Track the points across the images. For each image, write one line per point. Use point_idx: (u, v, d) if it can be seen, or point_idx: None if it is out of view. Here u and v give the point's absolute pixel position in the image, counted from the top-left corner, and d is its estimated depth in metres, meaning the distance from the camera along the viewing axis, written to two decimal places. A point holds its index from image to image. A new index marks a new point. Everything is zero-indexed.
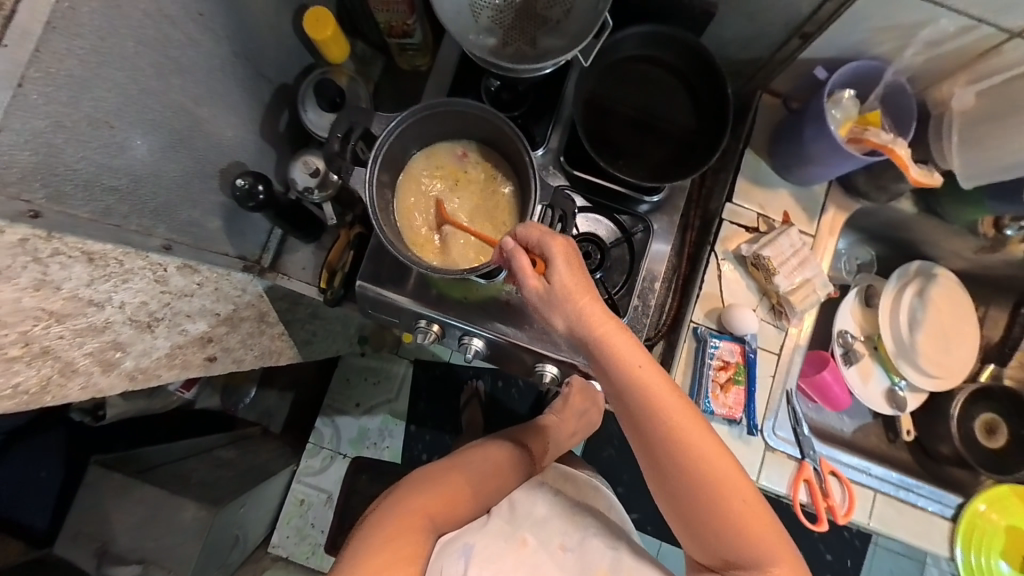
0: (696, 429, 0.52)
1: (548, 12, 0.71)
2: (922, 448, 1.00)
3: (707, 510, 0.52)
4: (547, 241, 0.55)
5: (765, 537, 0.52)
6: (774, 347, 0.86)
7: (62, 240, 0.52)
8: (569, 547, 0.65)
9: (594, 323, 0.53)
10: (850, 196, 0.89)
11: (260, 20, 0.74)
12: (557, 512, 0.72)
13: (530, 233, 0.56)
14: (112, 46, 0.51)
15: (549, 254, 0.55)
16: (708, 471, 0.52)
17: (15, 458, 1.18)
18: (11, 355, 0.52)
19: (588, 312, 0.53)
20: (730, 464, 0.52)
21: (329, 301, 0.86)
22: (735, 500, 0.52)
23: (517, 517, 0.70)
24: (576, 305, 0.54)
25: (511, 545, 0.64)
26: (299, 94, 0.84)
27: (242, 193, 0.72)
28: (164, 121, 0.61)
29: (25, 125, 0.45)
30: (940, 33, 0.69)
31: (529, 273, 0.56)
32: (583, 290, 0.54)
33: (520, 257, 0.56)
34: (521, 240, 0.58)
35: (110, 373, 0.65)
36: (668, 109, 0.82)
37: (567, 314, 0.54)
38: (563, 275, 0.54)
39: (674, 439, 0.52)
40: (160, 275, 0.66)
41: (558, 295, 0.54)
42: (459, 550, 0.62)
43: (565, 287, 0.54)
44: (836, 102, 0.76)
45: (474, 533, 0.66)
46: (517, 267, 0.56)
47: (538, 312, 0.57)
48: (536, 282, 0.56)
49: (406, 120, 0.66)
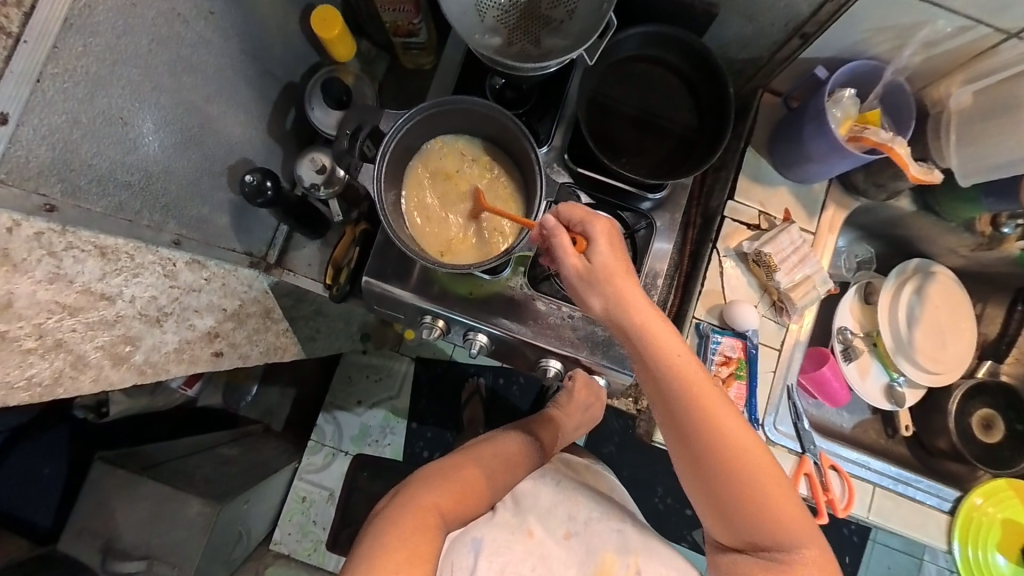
0: (726, 403, 0.54)
1: (552, 12, 0.71)
2: (920, 443, 1.01)
3: (737, 488, 0.53)
4: (589, 222, 0.58)
5: (790, 516, 0.53)
6: (774, 343, 0.87)
7: (77, 234, 0.53)
8: (574, 533, 0.68)
9: (631, 301, 0.55)
10: (849, 194, 0.90)
11: (268, 19, 0.75)
12: (561, 499, 0.73)
13: (574, 213, 0.59)
14: (125, 45, 0.53)
15: (592, 234, 0.58)
16: (738, 447, 0.53)
17: (20, 454, 1.19)
18: (27, 347, 0.52)
19: (626, 290, 0.56)
20: (758, 441, 0.54)
21: (335, 296, 0.87)
22: (765, 480, 0.53)
23: (523, 508, 0.70)
24: (616, 283, 0.56)
25: (517, 536, 0.65)
26: (306, 92, 0.84)
27: (251, 189, 0.72)
28: (176, 118, 0.62)
29: (46, 121, 0.47)
30: (937, 33, 0.71)
31: (569, 252, 0.58)
32: (621, 270, 0.57)
33: (561, 235, 0.58)
34: (562, 220, 0.61)
35: (120, 367, 0.64)
36: (670, 107, 0.83)
37: (606, 290, 0.56)
38: (604, 253, 0.57)
39: (706, 413, 0.53)
40: (170, 270, 0.67)
41: (599, 274, 0.56)
42: (468, 545, 0.63)
43: (604, 265, 0.56)
44: (836, 101, 0.76)
45: (481, 525, 0.66)
46: (557, 245, 0.59)
47: (574, 291, 0.58)
48: (575, 261, 0.58)
49: (412, 118, 0.67)
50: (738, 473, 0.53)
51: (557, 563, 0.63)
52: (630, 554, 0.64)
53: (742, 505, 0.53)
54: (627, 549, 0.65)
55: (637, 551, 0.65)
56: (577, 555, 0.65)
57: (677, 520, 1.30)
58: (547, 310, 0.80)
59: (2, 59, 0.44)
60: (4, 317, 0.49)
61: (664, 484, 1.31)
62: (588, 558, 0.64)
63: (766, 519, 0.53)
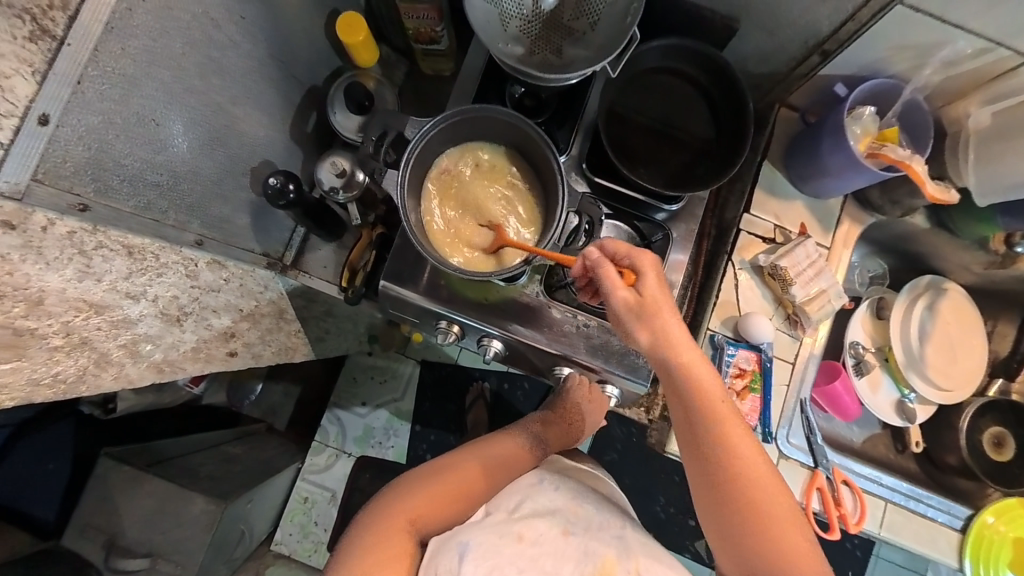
0: (755, 448, 0.56)
1: (574, 23, 0.73)
2: (929, 459, 1.01)
3: (755, 531, 0.55)
4: (638, 256, 0.60)
5: (809, 570, 0.54)
6: (788, 356, 0.88)
7: (106, 234, 0.53)
8: (573, 532, 0.64)
9: (674, 340, 0.57)
10: (864, 209, 0.91)
11: (294, 23, 0.76)
12: (559, 501, 0.70)
13: (621, 248, 0.61)
14: (160, 47, 0.54)
15: (640, 267, 0.59)
16: (761, 491, 0.55)
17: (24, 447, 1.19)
18: (54, 344, 0.53)
19: (667, 324, 0.57)
20: (782, 489, 0.56)
21: (350, 299, 0.87)
22: (784, 526, 0.54)
23: (515, 508, 0.67)
24: (660, 319, 0.57)
25: (506, 539, 0.61)
26: (329, 96, 0.85)
27: (273, 191, 0.74)
28: (204, 120, 0.63)
29: (81, 120, 0.48)
30: (956, 54, 0.71)
31: (616, 284, 0.59)
32: (669, 307, 0.58)
33: (607, 265, 0.60)
34: (608, 253, 0.62)
35: (139, 364, 0.65)
36: (687, 119, 0.83)
37: (651, 324, 0.57)
38: (653, 289, 0.58)
39: (735, 454, 0.56)
40: (191, 270, 0.66)
41: (646, 306, 0.58)
42: (456, 548, 0.62)
43: (652, 299, 0.58)
44: (856, 117, 0.78)
45: (469, 528, 0.64)
46: (603, 275, 0.60)
47: (616, 320, 0.60)
48: (622, 292, 0.59)
49: (438, 125, 0.68)
50: (756, 516, 0.55)
51: (551, 560, 0.60)
52: (632, 558, 0.62)
53: (759, 552, 0.54)
54: (628, 553, 0.63)
55: (638, 554, 0.63)
56: (576, 552, 0.61)
57: (679, 530, 1.30)
58: (562, 318, 0.80)
59: (45, 61, 0.45)
60: (34, 315, 0.50)
61: (666, 493, 1.31)
62: (587, 557, 0.61)
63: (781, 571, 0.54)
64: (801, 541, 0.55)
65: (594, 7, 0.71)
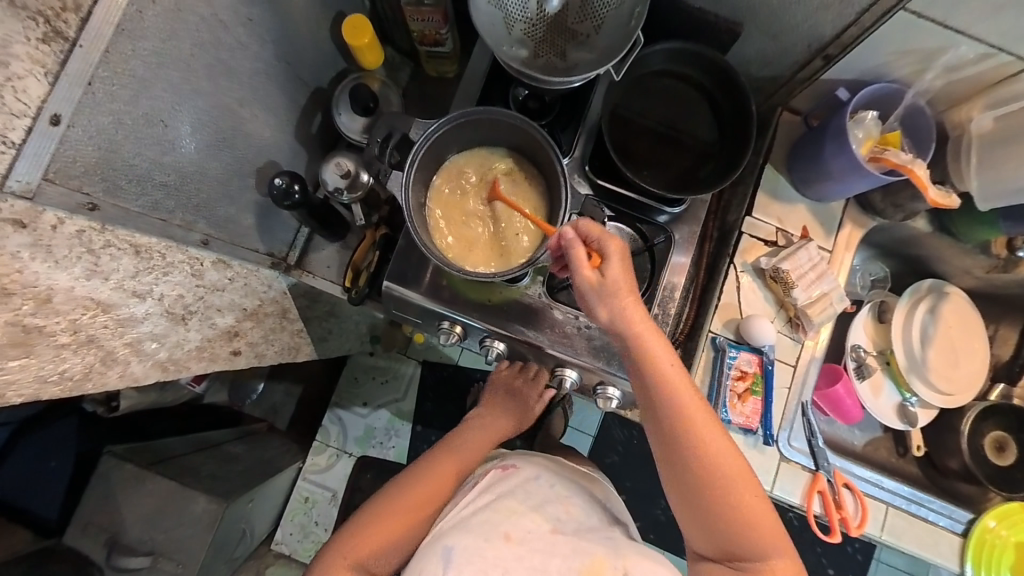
0: (711, 419, 0.57)
1: (579, 26, 0.73)
2: (930, 463, 1.01)
3: (710, 497, 0.56)
4: (606, 240, 0.59)
5: (767, 535, 0.56)
6: (790, 359, 0.88)
7: (114, 233, 0.53)
8: (562, 529, 0.66)
9: (633, 319, 0.57)
10: (866, 213, 0.91)
11: (301, 25, 0.77)
12: (551, 500, 0.71)
13: (590, 229, 0.60)
14: (171, 49, 0.55)
15: (606, 250, 0.59)
16: (717, 461, 0.56)
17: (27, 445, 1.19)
18: (61, 342, 0.53)
19: (630, 306, 0.58)
20: (738, 457, 0.57)
21: (354, 299, 0.87)
22: (738, 490, 0.56)
23: (505, 507, 0.68)
24: (621, 298, 0.58)
25: (492, 541, 0.63)
26: (334, 98, 0.86)
27: (279, 192, 0.74)
28: (212, 121, 0.64)
29: (91, 120, 0.48)
30: (959, 59, 0.72)
31: (583, 265, 0.59)
32: (629, 288, 0.58)
33: (577, 247, 0.59)
34: (579, 233, 0.61)
35: (144, 362, 0.66)
36: (689, 122, 0.84)
37: (612, 303, 0.58)
38: (615, 270, 0.58)
39: (692, 427, 0.56)
40: (197, 270, 0.67)
41: (610, 288, 0.58)
42: (440, 553, 0.63)
43: (614, 281, 0.58)
44: (859, 121, 0.78)
45: (455, 533, 0.65)
46: (573, 256, 0.59)
47: (582, 300, 0.60)
48: (588, 274, 0.59)
49: (442, 127, 0.68)
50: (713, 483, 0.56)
51: (538, 558, 0.61)
52: (621, 556, 0.62)
53: (716, 515, 0.56)
54: (617, 552, 0.63)
55: (628, 553, 0.63)
56: (564, 549, 0.62)
57: (679, 532, 1.30)
58: (564, 319, 0.80)
59: (56, 63, 0.46)
60: (43, 312, 0.50)
61: (667, 495, 1.31)
62: (575, 554, 0.62)
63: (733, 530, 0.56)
64: (760, 510, 0.57)
65: (599, 10, 0.71)
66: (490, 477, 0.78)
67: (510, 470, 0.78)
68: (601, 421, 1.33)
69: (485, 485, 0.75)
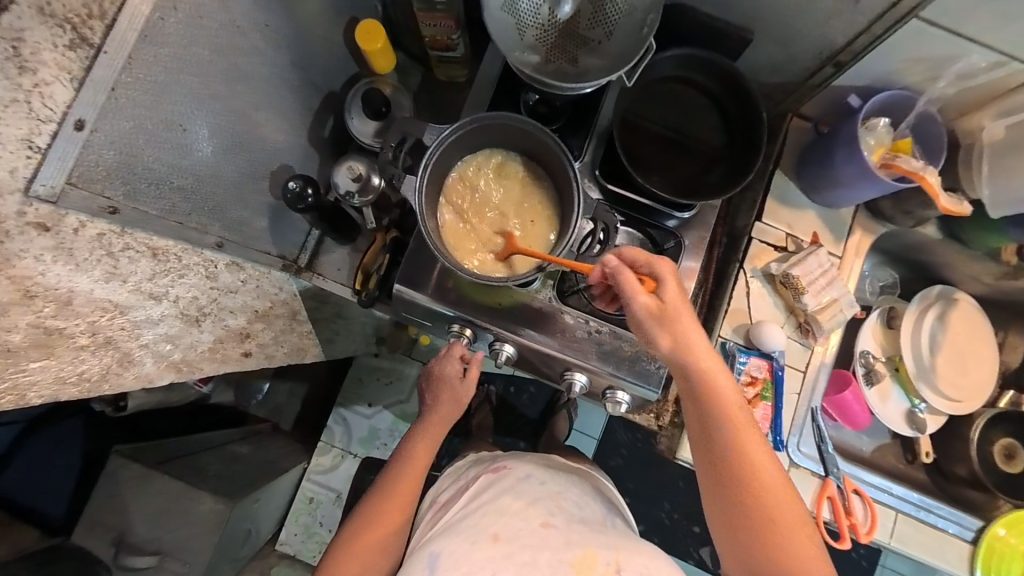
0: (760, 443, 0.60)
1: (590, 32, 0.72)
2: (938, 470, 1.01)
3: (759, 520, 0.59)
4: (656, 265, 0.62)
5: (806, 557, 0.58)
6: (800, 364, 0.88)
7: (134, 236, 0.54)
8: (553, 524, 0.65)
9: (690, 343, 0.60)
10: (875, 219, 0.91)
11: (315, 30, 0.78)
12: (542, 497, 0.70)
13: (641, 255, 0.62)
14: (190, 55, 0.56)
15: (661, 276, 0.61)
16: (765, 484, 0.59)
17: (33, 444, 1.18)
18: (80, 344, 0.53)
19: (686, 328, 0.60)
20: (783, 480, 0.60)
21: (364, 301, 0.87)
22: (786, 516, 0.59)
23: (494, 508, 0.68)
24: (680, 323, 0.60)
25: (479, 544, 0.63)
26: (346, 102, 0.87)
27: (293, 195, 0.75)
28: (229, 126, 0.65)
29: (114, 126, 0.50)
30: (970, 67, 0.72)
31: (638, 290, 0.60)
32: (686, 313, 0.61)
33: (628, 273, 0.61)
34: (628, 261, 0.63)
35: (137, 369, 0.61)
36: (699, 128, 0.84)
37: (672, 329, 0.60)
38: (673, 296, 0.61)
39: (743, 449, 0.59)
40: (212, 272, 0.67)
41: (666, 312, 0.60)
42: (426, 559, 0.65)
43: (672, 306, 0.61)
44: (870, 128, 0.79)
45: (441, 538, 0.67)
46: (625, 282, 0.61)
47: (638, 325, 0.61)
48: (644, 299, 0.61)
49: (456, 132, 0.69)
50: (761, 506, 0.59)
51: (528, 553, 0.60)
52: (612, 550, 0.62)
53: (763, 540, 0.58)
54: (609, 545, 0.63)
55: (619, 547, 0.63)
56: (556, 541, 0.62)
57: (683, 536, 1.30)
58: (574, 323, 0.80)
59: (83, 69, 0.48)
60: (63, 315, 0.51)
61: (670, 498, 1.31)
62: (567, 547, 0.61)
63: (779, 556, 0.58)
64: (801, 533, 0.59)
65: (610, 16, 0.70)
66: (482, 481, 0.77)
67: (502, 471, 0.77)
68: (605, 424, 1.33)
69: (476, 490, 0.75)
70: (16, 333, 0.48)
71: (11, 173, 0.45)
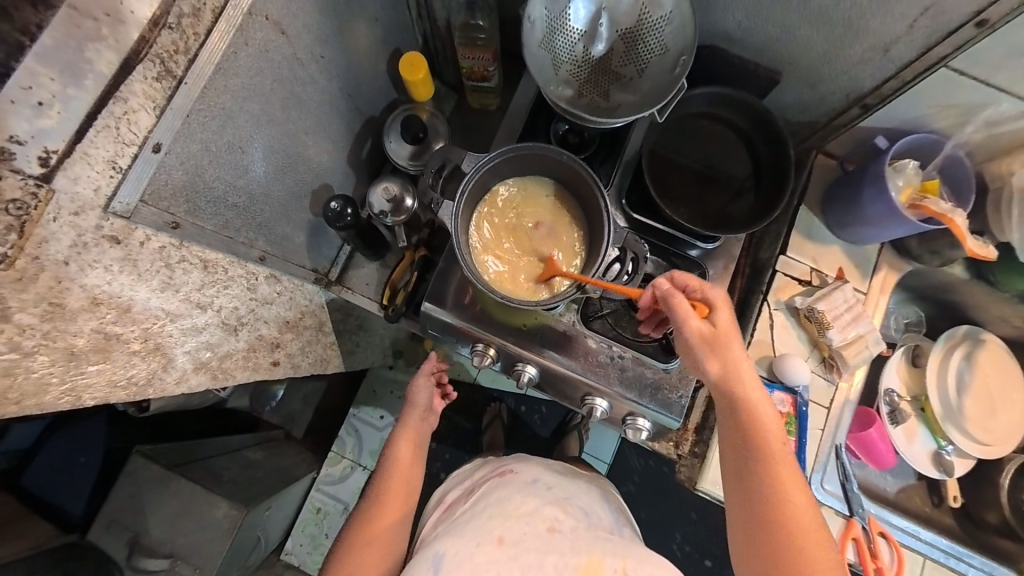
0: (803, 492, 0.55)
1: (623, 69, 0.74)
2: (967, 515, 0.98)
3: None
4: (711, 291, 0.61)
5: None
6: (824, 401, 0.89)
7: (189, 249, 0.58)
8: (558, 529, 0.65)
9: (739, 367, 0.58)
10: (901, 257, 0.93)
11: (362, 59, 0.83)
12: (548, 503, 0.70)
13: (692, 280, 0.63)
14: (254, 85, 0.61)
15: (712, 301, 0.61)
16: (802, 533, 0.53)
17: (51, 443, 1.16)
18: (133, 349, 0.55)
19: (735, 355, 0.59)
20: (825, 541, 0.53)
21: (391, 317, 0.90)
22: None
23: (501, 512, 0.68)
24: (729, 351, 0.59)
25: (483, 546, 0.62)
26: (386, 127, 0.93)
27: (333, 214, 0.80)
28: (275, 146, 0.69)
29: (185, 150, 0.54)
30: (999, 115, 0.75)
31: (689, 312, 0.60)
32: (735, 341, 0.59)
33: (679, 296, 0.61)
34: (680, 283, 0.64)
35: (172, 375, 0.62)
36: (729, 164, 0.86)
37: (719, 355, 0.59)
38: (724, 321, 0.60)
39: (779, 484, 0.55)
40: (253, 284, 0.71)
41: (718, 336, 0.59)
42: (431, 560, 0.63)
43: (723, 331, 0.59)
44: (899, 170, 0.80)
45: (446, 540, 0.65)
46: (676, 302, 0.61)
47: (685, 347, 0.60)
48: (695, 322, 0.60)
49: (493, 159, 0.72)
50: (797, 563, 0.52)
51: (534, 557, 0.60)
52: (619, 557, 0.60)
53: None
54: (616, 553, 0.61)
55: (626, 554, 0.61)
56: (563, 547, 0.61)
57: (694, 570, 1.26)
58: (597, 347, 0.80)
59: (165, 97, 0.50)
60: (122, 321, 0.52)
61: (682, 530, 1.28)
62: (573, 551, 0.61)
63: None
64: None
65: (643, 56, 0.73)
66: (492, 481, 0.77)
67: (509, 474, 0.78)
68: (616, 449, 1.32)
69: (481, 493, 0.75)
70: (80, 337, 0.49)
71: (94, 191, 0.46)
